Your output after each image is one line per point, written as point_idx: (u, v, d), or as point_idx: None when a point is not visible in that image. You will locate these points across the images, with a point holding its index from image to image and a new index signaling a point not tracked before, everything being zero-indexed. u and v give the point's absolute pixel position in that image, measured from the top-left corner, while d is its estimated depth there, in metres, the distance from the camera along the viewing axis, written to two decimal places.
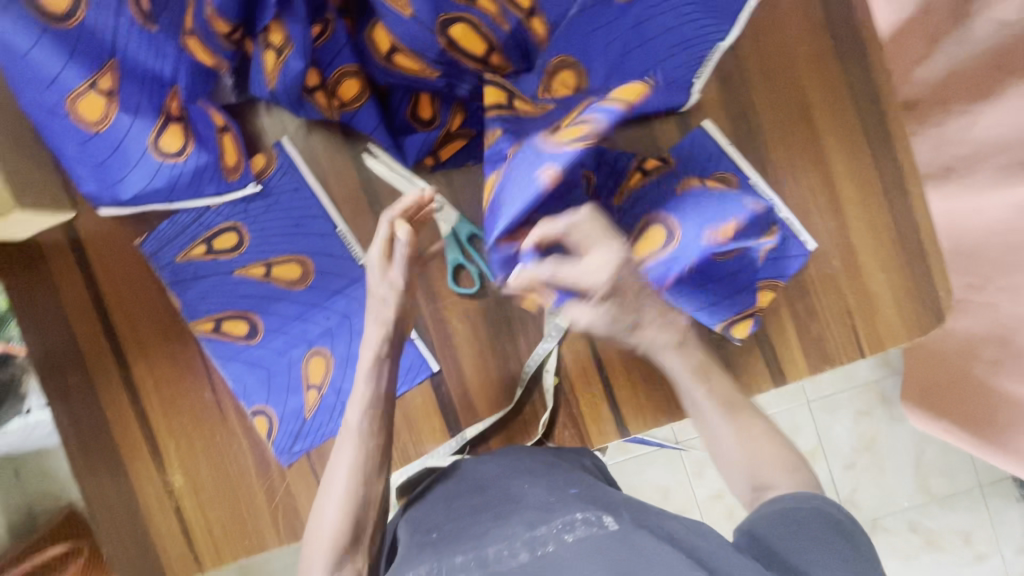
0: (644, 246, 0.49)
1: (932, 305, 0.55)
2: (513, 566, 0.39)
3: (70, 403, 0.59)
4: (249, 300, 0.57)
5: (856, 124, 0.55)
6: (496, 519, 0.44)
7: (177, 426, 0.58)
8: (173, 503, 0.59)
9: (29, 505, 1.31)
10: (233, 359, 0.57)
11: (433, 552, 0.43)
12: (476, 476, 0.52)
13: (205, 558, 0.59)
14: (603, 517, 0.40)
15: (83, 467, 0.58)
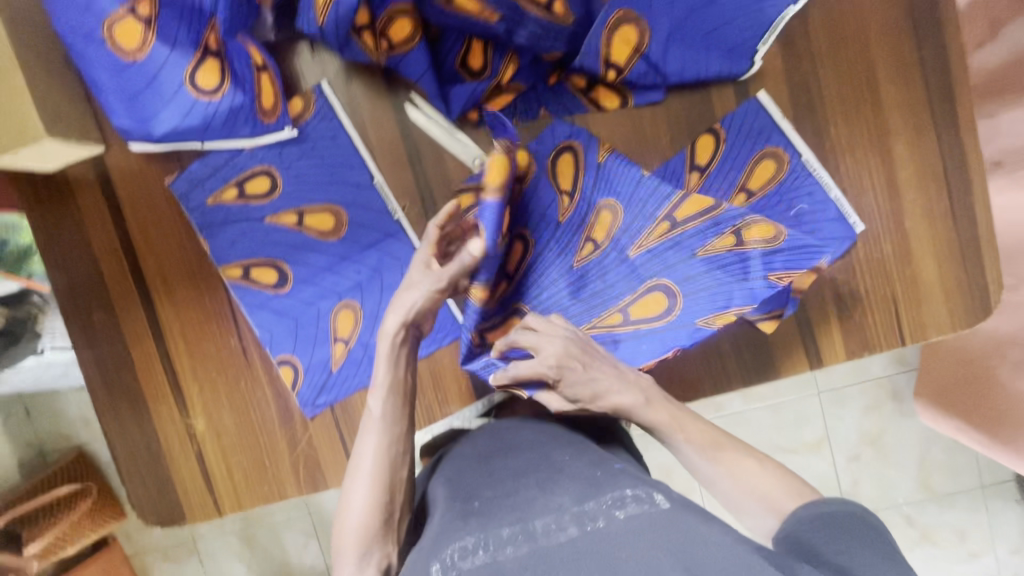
0: (644, 311, 0.52)
1: (981, 296, 0.54)
2: (563, 539, 0.39)
3: (95, 341, 0.58)
4: (280, 249, 0.56)
5: (921, 104, 0.52)
6: (541, 488, 0.44)
7: (202, 371, 0.58)
8: (195, 446, 0.58)
9: (40, 442, 1.33)
10: (261, 308, 0.56)
11: (477, 521, 0.42)
12: (512, 446, 0.51)
13: (224, 503, 0.59)
14: (654, 494, 0.41)
15: (108, 404, 0.58)
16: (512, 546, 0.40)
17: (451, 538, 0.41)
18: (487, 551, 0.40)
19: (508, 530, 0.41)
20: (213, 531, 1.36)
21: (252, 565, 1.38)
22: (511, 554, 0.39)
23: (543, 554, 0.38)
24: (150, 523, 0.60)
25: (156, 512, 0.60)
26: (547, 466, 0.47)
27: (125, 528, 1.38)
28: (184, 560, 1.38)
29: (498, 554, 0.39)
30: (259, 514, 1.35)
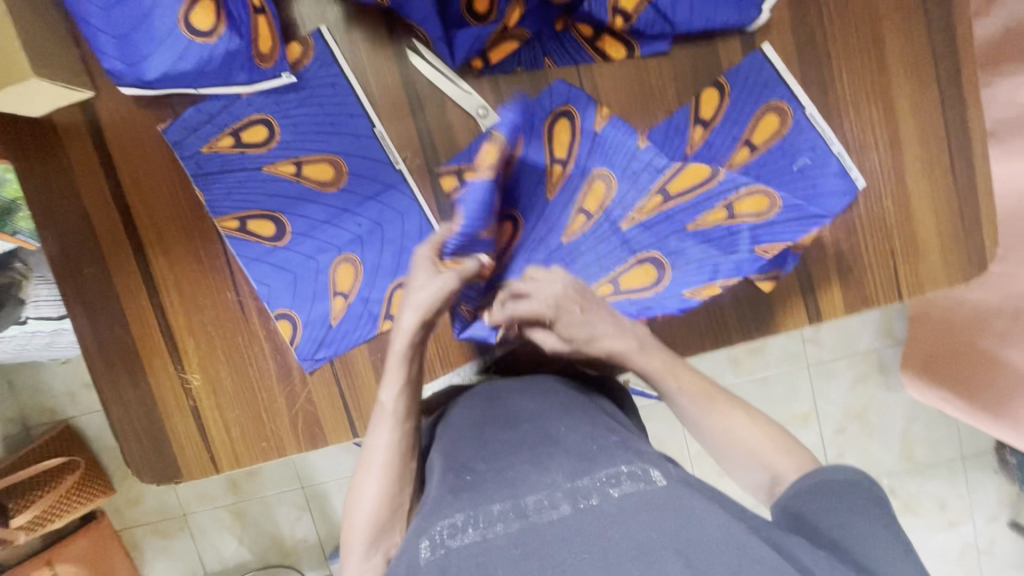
0: (633, 280, 0.53)
1: (976, 251, 0.55)
2: (555, 517, 0.37)
3: (86, 294, 0.56)
4: (277, 200, 0.54)
5: (926, 59, 0.53)
6: (534, 462, 0.42)
7: (197, 325, 0.57)
8: (191, 403, 0.57)
9: (23, 417, 1.31)
10: (259, 261, 0.55)
11: (464, 496, 0.39)
12: (505, 413, 0.49)
13: (221, 459, 0.59)
14: (650, 471, 0.38)
15: (101, 360, 0.57)
16: (503, 523, 0.37)
17: (438, 514, 0.39)
18: (476, 529, 0.37)
19: (498, 508, 0.38)
20: (204, 506, 1.36)
21: (244, 539, 1.37)
22: (502, 532, 0.36)
23: (535, 535, 0.36)
24: (145, 481, 0.59)
25: (151, 470, 0.59)
26: (542, 435, 0.44)
27: (114, 504, 1.36)
28: (174, 535, 1.37)
29: (487, 532, 0.36)
30: (251, 488, 1.35)
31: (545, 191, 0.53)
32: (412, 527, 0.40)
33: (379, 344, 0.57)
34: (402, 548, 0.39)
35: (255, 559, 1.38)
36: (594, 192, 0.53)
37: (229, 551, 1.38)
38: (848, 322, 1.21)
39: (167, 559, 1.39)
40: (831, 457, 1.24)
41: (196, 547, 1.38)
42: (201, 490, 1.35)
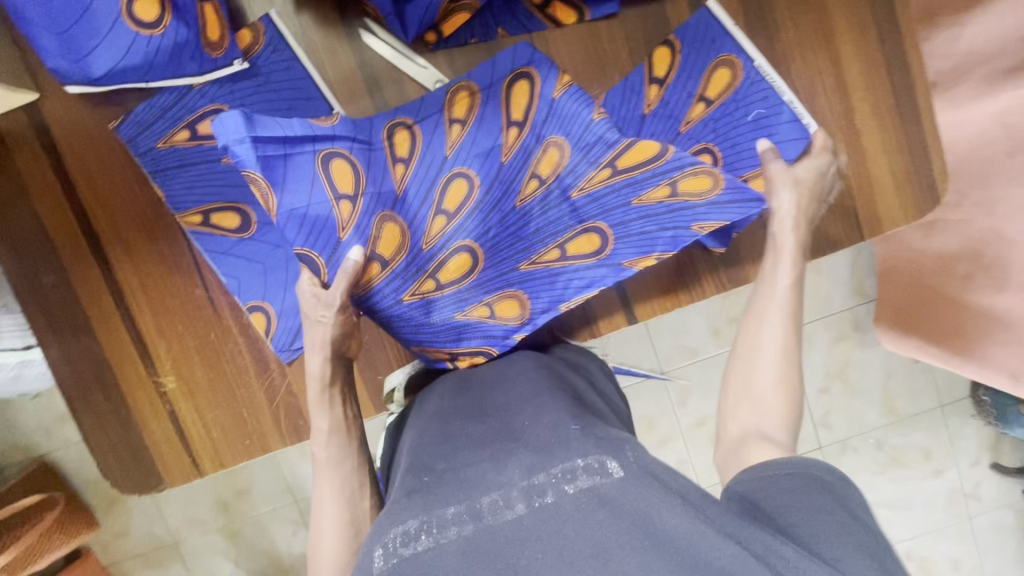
0: (578, 250, 0.53)
1: (929, 186, 0.56)
2: (510, 517, 0.35)
3: (45, 306, 0.54)
4: (239, 190, 0.53)
5: (864, 4, 0.54)
6: (493, 458, 0.40)
7: (167, 326, 0.55)
8: (167, 406, 0.56)
9: None
10: (226, 254, 0.54)
11: (419, 499, 0.38)
12: (468, 409, 0.47)
13: (204, 462, 0.57)
14: (607, 463, 0.36)
15: (67, 372, 0.55)
16: (456, 527, 0.35)
17: (393, 519, 0.37)
18: (430, 534, 0.35)
19: (452, 510, 0.36)
20: (195, 531, 1.32)
21: (240, 561, 1.34)
22: (455, 535, 0.35)
23: (486, 539, 0.35)
24: (125, 494, 0.57)
25: (131, 482, 0.57)
26: (504, 431, 0.43)
27: (100, 539, 1.32)
28: (167, 564, 1.33)
29: (442, 536, 0.35)
30: (243, 508, 1.31)
31: (499, 158, 0.52)
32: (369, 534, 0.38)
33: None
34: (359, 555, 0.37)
35: None
36: (549, 160, 0.52)
37: (226, 574, 1.34)
38: (821, 284, 1.23)
39: None
40: (817, 417, 1.26)
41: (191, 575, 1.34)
42: (191, 515, 1.31)
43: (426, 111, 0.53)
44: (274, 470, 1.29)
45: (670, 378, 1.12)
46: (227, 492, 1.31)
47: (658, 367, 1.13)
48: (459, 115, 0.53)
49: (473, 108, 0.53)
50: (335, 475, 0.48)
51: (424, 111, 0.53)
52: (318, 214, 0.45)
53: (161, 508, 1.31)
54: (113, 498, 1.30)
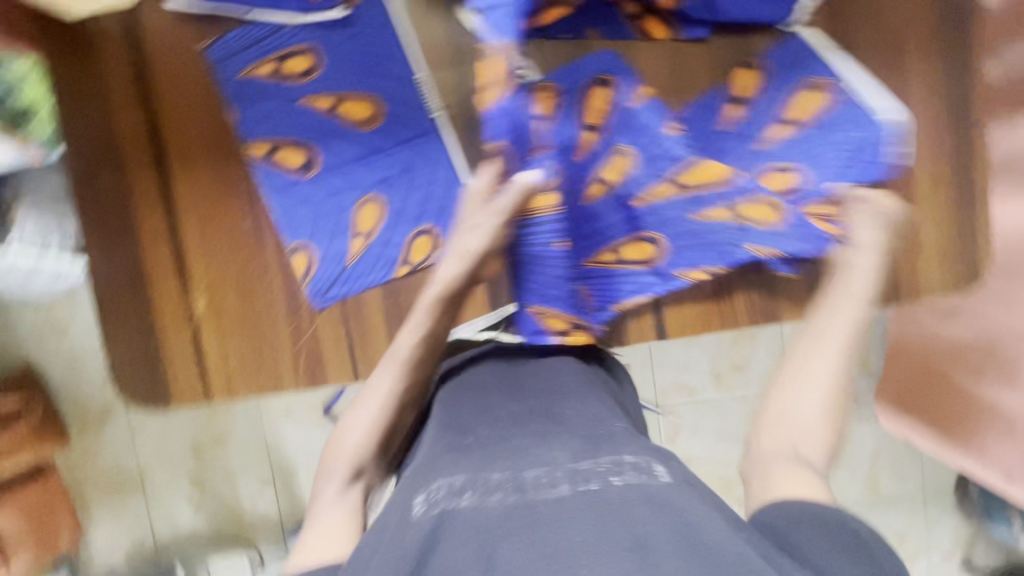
0: (633, 253, 0.54)
1: (971, 265, 0.58)
2: (554, 495, 0.35)
3: (97, 205, 0.55)
4: (310, 131, 0.55)
5: (939, 81, 0.57)
6: (538, 439, 0.41)
7: (210, 249, 0.56)
8: (192, 327, 0.56)
9: None
10: (283, 190, 0.55)
11: (466, 461, 0.39)
12: (519, 390, 0.49)
13: (215, 389, 0.57)
14: (655, 465, 0.37)
15: (103, 273, 0.55)
16: (499, 494, 0.36)
17: (436, 475, 0.39)
18: (473, 495, 0.36)
19: (497, 477, 0.37)
20: (163, 469, 1.31)
21: (201, 508, 1.32)
22: (498, 502, 0.35)
23: (527, 509, 0.34)
24: (130, 405, 0.58)
25: (138, 395, 0.57)
26: (555, 417, 0.44)
27: (67, 459, 1.30)
28: (128, 497, 1.32)
29: (483, 500, 0.36)
30: (216, 455, 1.31)
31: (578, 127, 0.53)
32: (412, 483, 0.40)
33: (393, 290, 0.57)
34: (399, 501, 0.39)
35: (209, 530, 1.33)
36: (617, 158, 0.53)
37: (183, 519, 1.33)
38: None
39: (115, 522, 1.32)
40: None
41: (149, 512, 1.32)
42: (163, 453, 1.30)
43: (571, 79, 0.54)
44: (256, 424, 1.29)
45: (665, 413, 1.13)
46: (204, 436, 1.30)
47: (655, 400, 1.14)
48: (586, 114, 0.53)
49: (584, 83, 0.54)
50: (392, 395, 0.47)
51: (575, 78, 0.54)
52: (526, 124, 0.46)
53: (135, 439, 1.30)
54: (89, 420, 1.28)
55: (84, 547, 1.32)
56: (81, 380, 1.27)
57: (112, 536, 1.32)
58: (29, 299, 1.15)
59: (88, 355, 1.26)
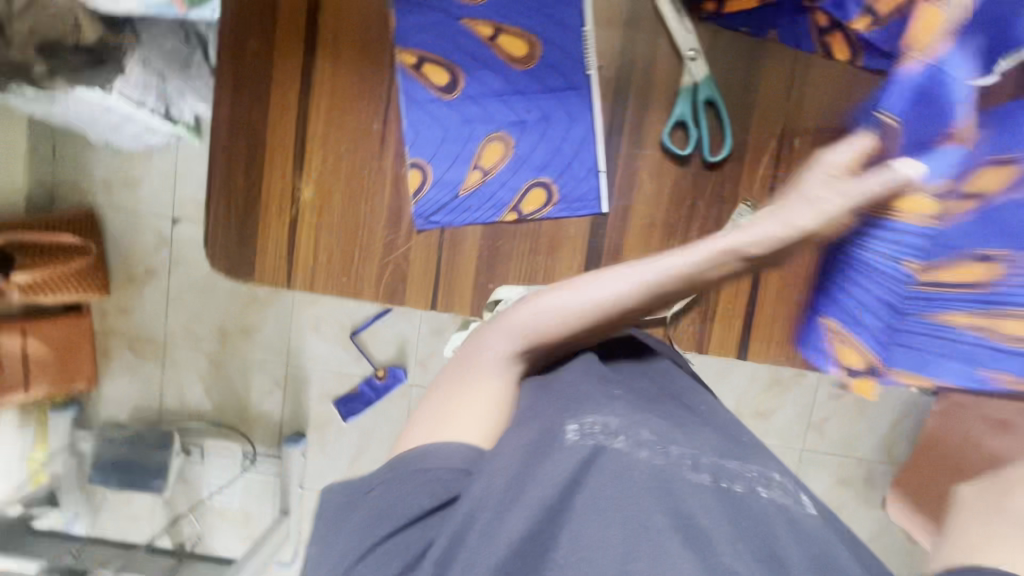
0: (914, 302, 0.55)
1: None
2: (697, 478, 0.45)
3: (237, 67, 0.55)
4: (461, 55, 0.57)
5: None
6: (679, 426, 0.50)
7: (332, 142, 0.57)
8: (292, 212, 0.57)
9: (55, 190, 1.29)
10: (418, 106, 0.57)
11: (618, 409, 0.49)
12: (658, 382, 0.58)
13: (297, 276, 0.59)
14: (801, 499, 0.46)
15: (224, 127, 0.56)
16: (645, 451, 0.45)
17: (592, 411, 0.48)
18: (626, 439, 0.46)
19: (646, 435, 0.46)
20: (188, 343, 1.34)
21: (211, 390, 1.35)
22: (644, 457, 0.45)
23: (671, 474, 0.44)
24: (214, 269, 0.59)
25: (224, 262, 0.58)
26: (694, 420, 0.53)
27: (102, 307, 1.34)
28: (148, 359, 1.35)
29: (636, 449, 0.45)
30: (239, 345, 1.33)
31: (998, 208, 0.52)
32: (568, 400, 0.49)
33: (495, 231, 0.61)
34: (542, 410, 0.48)
35: (212, 412, 1.36)
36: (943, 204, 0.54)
37: (193, 395, 1.36)
38: (857, 425, 1.26)
39: (130, 380, 1.36)
40: None
41: (163, 379, 1.36)
42: (192, 328, 1.33)
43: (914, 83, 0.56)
44: (284, 326, 1.31)
45: None
46: (232, 324, 1.33)
47: None
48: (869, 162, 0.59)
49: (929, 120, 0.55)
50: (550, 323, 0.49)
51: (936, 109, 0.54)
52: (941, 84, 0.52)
53: (169, 307, 1.33)
54: (133, 277, 1.32)
55: (96, 393, 1.37)
56: (136, 237, 1.30)
57: (123, 391, 1.37)
58: (113, 144, 1.18)
59: (148, 216, 1.29)
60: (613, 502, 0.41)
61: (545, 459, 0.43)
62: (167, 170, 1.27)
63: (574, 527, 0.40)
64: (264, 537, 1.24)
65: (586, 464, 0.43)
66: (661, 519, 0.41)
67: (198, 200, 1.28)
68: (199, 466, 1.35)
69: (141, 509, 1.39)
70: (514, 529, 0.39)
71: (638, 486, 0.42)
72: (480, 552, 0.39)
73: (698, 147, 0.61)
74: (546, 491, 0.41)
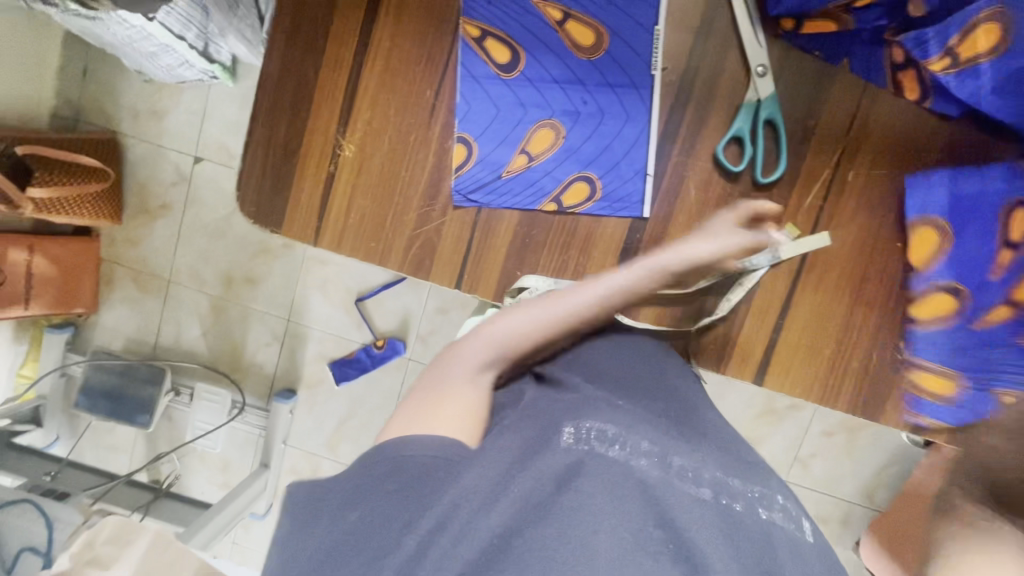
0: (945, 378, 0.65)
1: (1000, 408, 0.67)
2: (694, 490, 0.49)
3: (295, 15, 0.54)
4: (529, 35, 0.57)
5: None
6: (686, 439, 0.55)
7: (381, 101, 0.56)
8: (330, 168, 0.57)
9: (79, 109, 1.27)
10: (476, 77, 0.56)
11: (622, 420, 0.53)
12: (670, 397, 0.61)
13: (323, 234, 0.58)
14: (800, 524, 0.51)
15: (274, 74, 0.55)
16: (645, 459, 0.50)
17: (593, 418, 0.53)
18: (620, 449, 0.51)
19: (646, 445, 0.51)
20: (192, 284, 1.33)
21: (209, 333, 1.34)
22: (645, 464, 0.50)
23: (665, 483, 0.49)
24: (242, 214, 0.58)
25: (252, 211, 0.57)
26: (699, 436, 0.57)
27: (111, 234, 1.33)
28: (149, 294, 1.34)
29: (630, 457, 0.50)
30: (243, 293, 1.32)
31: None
32: (562, 410, 0.54)
33: (532, 218, 0.60)
34: (545, 418, 0.54)
35: (207, 356, 1.35)
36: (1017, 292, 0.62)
37: (190, 336, 1.35)
38: (842, 465, 1.26)
39: (128, 311, 1.35)
40: None
41: (161, 316, 1.35)
42: (197, 269, 1.32)
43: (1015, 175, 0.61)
44: (290, 282, 1.30)
45: None
46: (238, 271, 1.31)
47: None
48: (917, 253, 0.63)
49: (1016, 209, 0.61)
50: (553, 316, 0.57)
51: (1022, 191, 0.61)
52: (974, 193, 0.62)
53: (178, 245, 1.31)
54: (146, 209, 1.30)
55: (93, 319, 1.36)
56: (155, 170, 1.28)
57: (120, 322, 1.36)
58: (148, 71, 1.16)
59: (170, 150, 1.27)
60: (591, 499, 0.46)
61: (536, 455, 0.50)
62: (196, 108, 1.25)
63: (557, 519, 0.45)
64: (241, 487, 1.24)
65: (577, 466, 0.49)
66: (650, 529, 0.45)
67: (222, 143, 1.26)
68: (185, 408, 1.34)
69: (122, 440, 1.39)
70: (495, 523, 0.44)
71: (624, 486, 0.48)
72: (470, 535, 0.44)
73: (750, 163, 0.62)
74: (533, 487, 0.47)
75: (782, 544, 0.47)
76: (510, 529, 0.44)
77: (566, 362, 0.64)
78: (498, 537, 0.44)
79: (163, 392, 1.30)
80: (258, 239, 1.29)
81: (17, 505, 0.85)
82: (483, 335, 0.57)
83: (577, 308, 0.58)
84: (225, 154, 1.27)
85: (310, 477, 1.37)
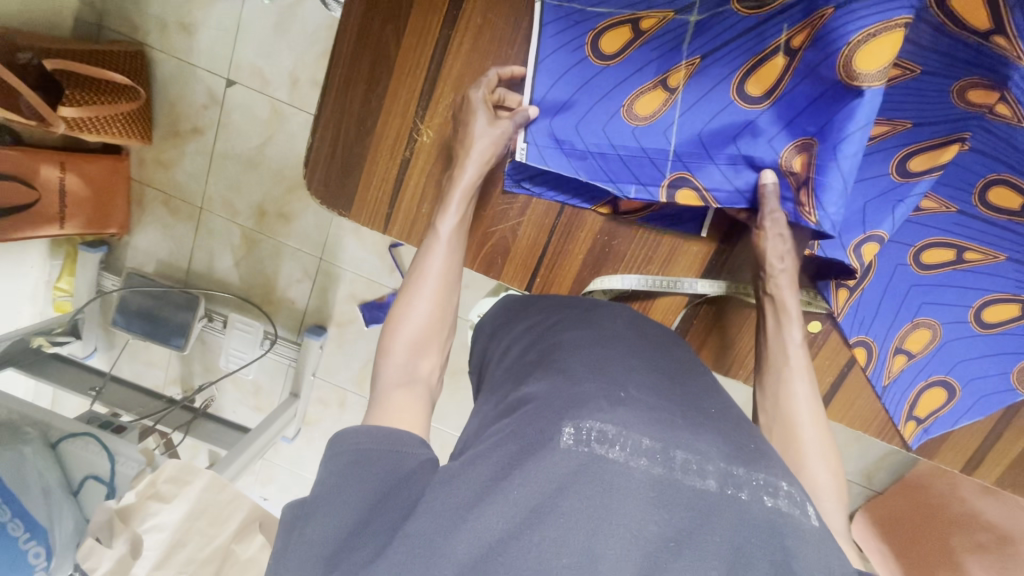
0: (925, 161, 0.59)
1: None
2: (701, 485, 0.42)
3: None
4: (603, 43, 0.60)
5: None
6: (683, 419, 0.48)
7: (461, 87, 0.62)
8: (406, 154, 0.64)
9: (105, 13, 1.18)
10: (558, 49, 0.61)
11: (622, 417, 0.45)
12: (694, 381, 0.55)
13: (396, 219, 0.67)
14: (807, 506, 0.44)
15: (349, 54, 0.59)
16: (645, 461, 0.42)
17: (591, 416, 0.45)
18: (621, 451, 0.43)
19: (647, 443, 0.43)
20: (224, 213, 1.30)
21: (241, 264, 1.34)
22: (643, 467, 0.42)
23: (676, 487, 0.42)
24: (309, 189, 0.65)
25: (320, 190, 0.65)
26: (702, 421, 0.49)
27: (140, 155, 1.28)
28: (181, 219, 1.32)
29: (630, 459, 0.42)
30: (276, 227, 1.29)
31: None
32: (555, 405, 0.46)
33: (615, 228, 0.69)
34: (538, 417, 0.45)
35: (240, 286, 1.36)
36: (987, 254, 0.64)
37: (222, 265, 1.35)
38: None
39: (161, 234, 1.34)
40: None
41: (194, 243, 1.34)
42: (230, 198, 1.29)
43: (942, 70, 0.55)
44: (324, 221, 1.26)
45: None
46: (271, 205, 1.28)
47: None
48: (984, 305, 0.67)
49: (921, 145, 0.59)
50: (449, 251, 0.61)
51: (939, 105, 0.57)
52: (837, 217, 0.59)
53: (210, 173, 1.27)
54: (176, 131, 1.25)
55: (125, 239, 1.36)
56: (186, 90, 1.21)
57: (153, 244, 1.35)
58: None
59: (202, 70, 1.19)
60: (593, 509, 0.39)
61: (533, 459, 0.41)
62: (228, 24, 1.15)
63: (561, 522, 0.38)
64: (272, 417, 1.28)
65: (580, 473, 0.41)
66: (654, 527, 0.39)
67: (257, 66, 1.17)
68: (219, 334, 1.37)
69: (158, 357, 1.45)
70: (492, 526, 0.38)
71: (626, 490, 0.41)
72: (469, 534, 0.38)
73: None
74: (528, 493, 0.40)
75: (786, 533, 0.40)
76: (509, 533, 0.38)
77: (596, 335, 0.56)
78: (494, 541, 0.38)
79: (198, 318, 1.31)
80: (294, 173, 1.25)
81: (80, 437, 0.92)
82: (418, 284, 0.60)
83: (433, 269, 0.60)
84: (259, 79, 1.18)
85: (337, 408, 1.44)
